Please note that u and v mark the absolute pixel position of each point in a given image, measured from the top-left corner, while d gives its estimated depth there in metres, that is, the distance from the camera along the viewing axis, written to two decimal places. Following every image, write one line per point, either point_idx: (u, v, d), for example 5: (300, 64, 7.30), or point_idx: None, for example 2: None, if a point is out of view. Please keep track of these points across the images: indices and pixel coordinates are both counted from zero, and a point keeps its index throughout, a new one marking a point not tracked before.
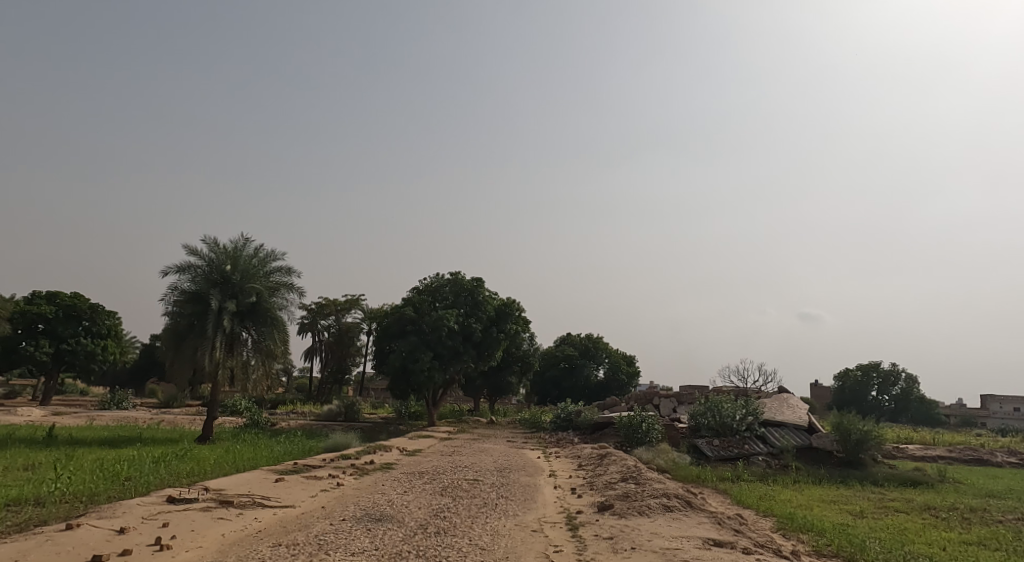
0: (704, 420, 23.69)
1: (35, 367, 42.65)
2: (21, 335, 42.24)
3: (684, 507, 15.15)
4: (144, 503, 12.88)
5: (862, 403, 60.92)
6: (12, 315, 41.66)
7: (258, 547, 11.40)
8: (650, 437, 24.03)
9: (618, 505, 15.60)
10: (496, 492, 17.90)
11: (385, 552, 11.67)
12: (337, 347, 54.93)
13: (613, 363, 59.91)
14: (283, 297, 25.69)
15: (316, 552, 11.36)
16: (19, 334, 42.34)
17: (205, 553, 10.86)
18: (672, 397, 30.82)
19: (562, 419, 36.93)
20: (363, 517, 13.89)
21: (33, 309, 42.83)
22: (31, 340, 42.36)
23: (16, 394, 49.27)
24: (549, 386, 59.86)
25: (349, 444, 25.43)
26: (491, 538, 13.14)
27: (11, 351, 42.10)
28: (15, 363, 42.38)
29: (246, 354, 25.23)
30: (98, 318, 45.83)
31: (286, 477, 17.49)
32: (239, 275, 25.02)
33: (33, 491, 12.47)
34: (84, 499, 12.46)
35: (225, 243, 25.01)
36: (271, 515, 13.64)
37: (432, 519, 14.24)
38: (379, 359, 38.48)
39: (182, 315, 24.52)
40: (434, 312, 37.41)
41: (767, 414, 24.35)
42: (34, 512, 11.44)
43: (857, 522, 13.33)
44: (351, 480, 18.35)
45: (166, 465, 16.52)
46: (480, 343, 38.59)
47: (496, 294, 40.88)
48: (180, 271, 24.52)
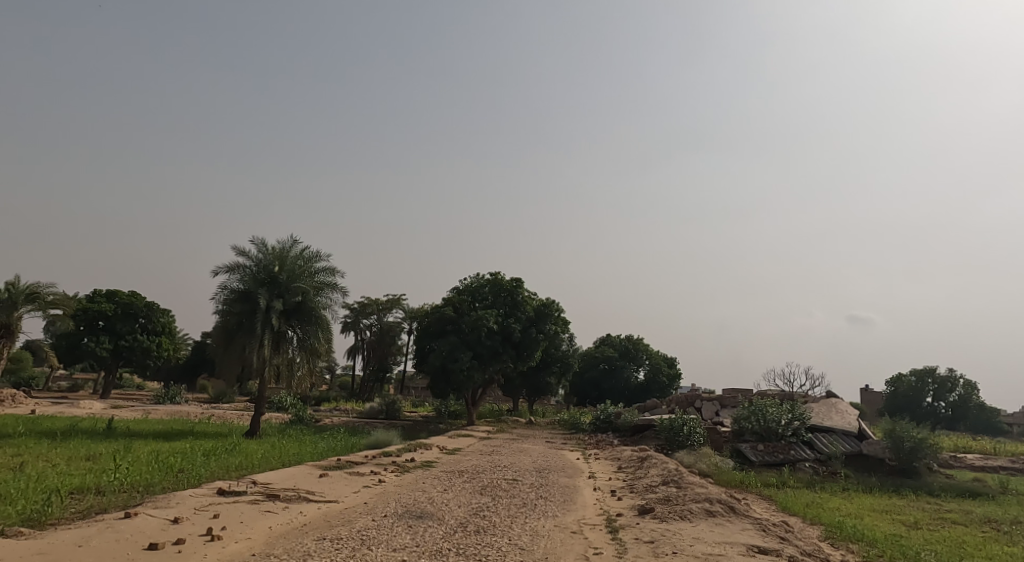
0: (748, 424, 23.22)
1: (96, 362, 44.26)
2: (83, 331, 44.00)
3: (728, 512, 15.02)
4: (195, 494, 13.30)
5: (917, 410, 59.37)
6: (76, 312, 43.29)
7: (304, 540, 11.67)
8: (692, 440, 23.84)
9: (659, 508, 15.57)
10: (535, 493, 17.96)
11: (426, 549, 11.84)
12: (379, 346, 55.60)
13: (654, 364, 59.33)
14: (327, 296, 26.13)
15: (359, 546, 11.61)
16: (82, 330, 44.03)
17: (253, 545, 11.17)
18: (715, 400, 30.35)
19: (602, 421, 36.91)
20: (404, 513, 14.12)
21: (94, 306, 44.41)
22: (92, 337, 44.07)
23: (78, 388, 51.20)
24: (589, 387, 59.94)
25: (390, 441, 25.77)
26: (530, 538, 13.22)
27: (74, 347, 43.86)
28: (78, 358, 44.17)
29: (292, 352, 25.79)
30: (154, 316, 47.26)
31: (330, 472, 17.91)
32: (286, 275, 25.55)
33: (93, 479, 12.98)
34: (140, 489, 12.92)
35: (273, 244, 25.58)
36: (316, 509, 13.96)
37: (471, 518, 14.38)
38: (421, 359, 38.98)
39: (231, 313, 25.21)
40: (473, 313, 37.71)
41: (815, 420, 23.92)
42: (96, 500, 11.91)
43: (912, 533, 13.05)
44: (393, 476, 18.68)
45: (217, 459, 17.04)
46: (519, 343, 38.62)
47: (536, 295, 40.91)
48: (230, 271, 25.20)
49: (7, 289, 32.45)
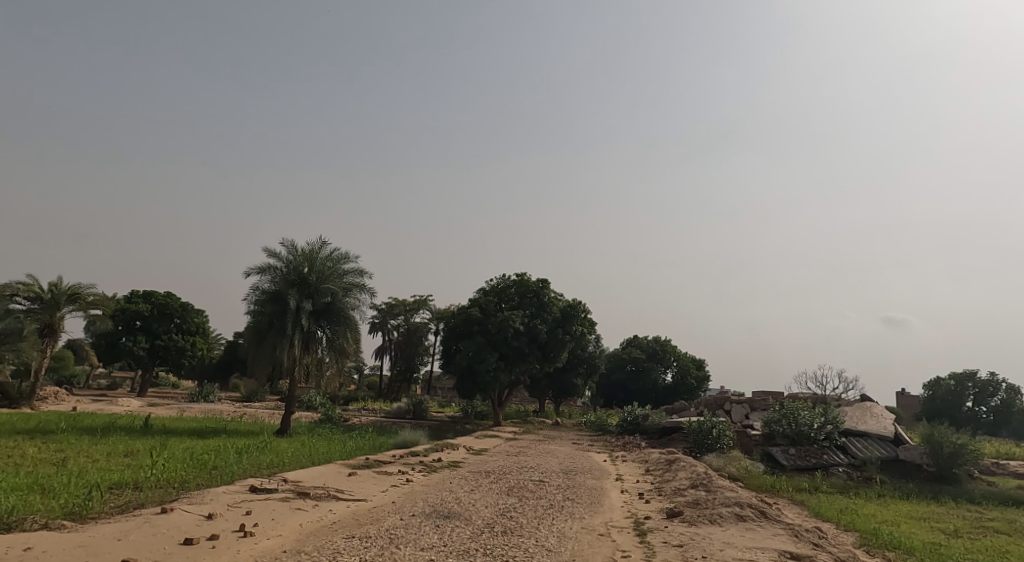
0: (779, 427, 22.94)
1: (133, 361, 45.25)
2: (122, 331, 45.08)
3: (759, 516, 14.86)
4: (228, 491, 13.51)
5: (957, 415, 58.11)
6: (114, 312, 44.33)
7: (333, 538, 11.79)
8: (721, 443, 23.62)
9: (688, 512, 15.45)
10: (562, 494, 17.92)
11: (454, 549, 11.89)
12: (406, 347, 55.95)
13: (682, 366, 58.80)
14: (356, 297, 26.37)
15: (388, 545, 11.69)
16: (120, 330, 44.92)
17: (285, 542, 11.32)
18: (745, 403, 30.02)
19: (629, 422, 36.72)
20: (431, 513, 14.19)
21: (132, 307, 45.42)
22: (130, 337, 45.12)
23: (116, 385, 52.33)
24: (616, 389, 59.73)
25: (417, 441, 25.92)
26: (558, 539, 13.21)
27: (113, 346, 44.95)
28: (116, 357, 45.25)
29: (321, 352, 26.06)
30: (188, 316, 48.13)
31: (359, 471, 18.06)
32: (315, 276, 25.83)
33: (131, 475, 13.26)
34: (176, 486, 13.15)
35: (303, 245, 25.89)
36: (345, 507, 14.10)
37: (498, 519, 14.40)
38: (448, 359, 39.14)
39: (263, 313, 25.56)
40: (500, 313, 37.73)
41: (849, 424, 23.54)
42: (134, 495, 12.16)
43: (951, 542, 12.79)
44: (420, 476, 18.78)
45: (249, 456, 17.28)
46: (546, 344, 38.56)
47: (563, 296, 40.82)
48: (261, 272, 25.56)
49: (49, 289, 33.05)
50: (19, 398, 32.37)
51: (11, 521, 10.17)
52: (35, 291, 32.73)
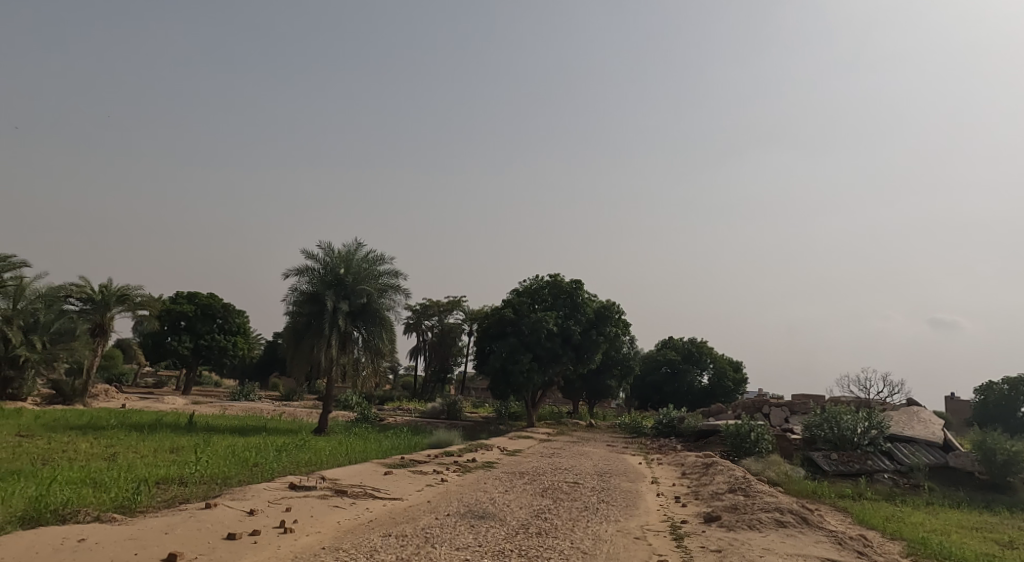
0: (821, 431, 22.48)
1: (178, 360, 46.34)
2: (167, 331, 46.30)
3: (800, 523, 14.57)
4: (269, 488, 13.70)
5: (1010, 421, 56.26)
6: (160, 313, 45.42)
7: (370, 536, 11.88)
8: (760, 447, 23.24)
9: (726, 517, 15.23)
10: (597, 496, 17.82)
11: (489, 549, 11.89)
12: (440, 347, 56.22)
13: (718, 369, 57.96)
14: (391, 298, 26.58)
15: (423, 544, 11.74)
16: (165, 330, 46.03)
17: (323, 539, 11.44)
18: (784, 406, 29.49)
19: (665, 425, 36.37)
20: (467, 513, 14.22)
21: (177, 307, 46.45)
22: (175, 337, 46.31)
23: (163, 383, 53.76)
24: (651, 391, 59.24)
25: (452, 441, 26.03)
26: (593, 542, 13.12)
27: (158, 345, 46.28)
28: (162, 356, 46.51)
29: (357, 352, 26.31)
30: (230, 316, 49.04)
31: (395, 470, 18.18)
32: (351, 277, 26.10)
33: (177, 471, 13.55)
34: (219, 481, 13.40)
35: (339, 247, 26.20)
36: (381, 506, 14.20)
37: (533, 520, 14.38)
38: (482, 360, 39.25)
39: (301, 314, 25.93)
40: (533, 314, 37.68)
41: (895, 429, 22.96)
42: (179, 490, 12.41)
43: (1004, 553, 12.38)
44: (455, 476, 18.85)
45: (288, 454, 17.54)
46: (579, 345, 38.37)
47: (597, 297, 40.61)
48: (299, 273, 25.93)
49: (99, 290, 34.07)
50: (72, 395, 33.27)
51: (64, 512, 10.46)
52: (86, 292, 33.94)
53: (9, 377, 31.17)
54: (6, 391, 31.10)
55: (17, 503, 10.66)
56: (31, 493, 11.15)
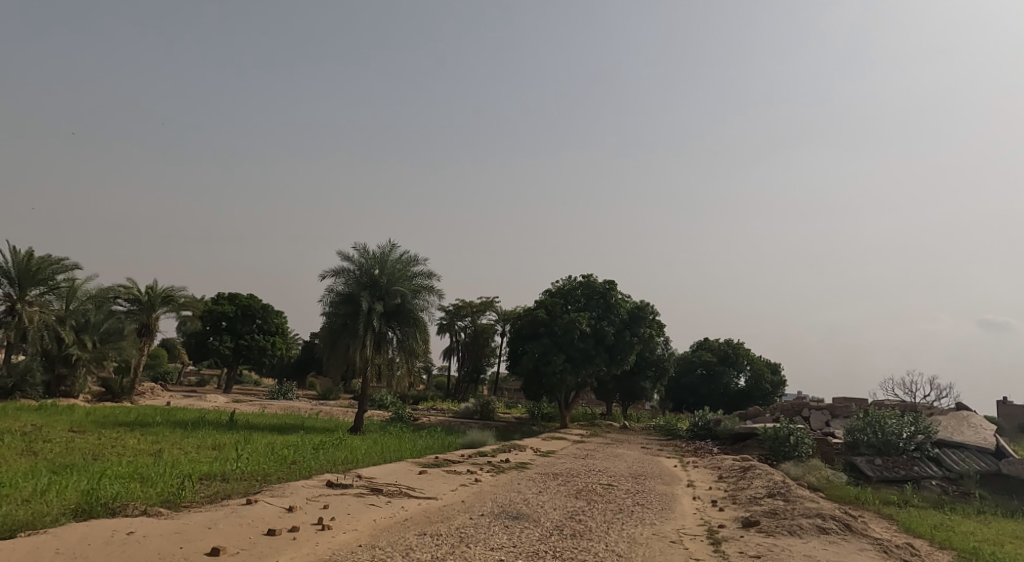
0: (864, 436, 21.98)
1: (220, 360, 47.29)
2: (209, 331, 47.27)
3: (843, 529, 14.24)
4: (307, 485, 13.83)
5: None
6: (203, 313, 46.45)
7: (406, 535, 11.92)
8: (799, 451, 22.81)
9: (765, 522, 14.94)
10: (632, 499, 17.64)
11: (523, 550, 11.83)
12: (473, 348, 56.33)
13: (756, 370, 56.78)
14: (425, 299, 26.67)
15: (458, 543, 11.73)
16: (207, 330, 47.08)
17: (360, 536, 11.50)
18: (825, 410, 28.88)
19: (700, 427, 35.93)
20: (501, 513, 14.18)
21: (218, 308, 47.47)
22: (216, 336, 47.25)
23: (205, 382, 54.95)
24: (686, 392, 58.70)
25: (485, 442, 26.05)
26: (628, 545, 12.99)
27: (201, 345, 47.25)
28: (204, 355, 47.47)
29: (392, 353, 26.44)
30: (269, 317, 49.83)
31: (429, 469, 18.21)
32: (386, 278, 26.28)
33: (218, 467, 13.77)
34: (260, 478, 13.57)
35: (374, 248, 26.39)
36: (416, 504, 14.24)
37: (568, 521, 14.28)
38: (516, 360, 39.24)
39: (336, 314, 26.20)
40: (566, 315, 37.52)
41: (943, 434, 22.33)
42: (222, 486, 12.59)
43: None
44: (489, 476, 18.84)
45: (325, 452, 17.70)
46: (613, 346, 38.09)
47: (630, 297, 40.22)
48: (335, 275, 26.21)
49: (146, 291, 35.38)
50: (120, 392, 34.26)
51: (113, 506, 10.68)
52: (134, 293, 35.17)
53: (62, 375, 31.97)
54: (59, 389, 31.92)
55: (67, 496, 10.92)
56: (81, 486, 11.41)
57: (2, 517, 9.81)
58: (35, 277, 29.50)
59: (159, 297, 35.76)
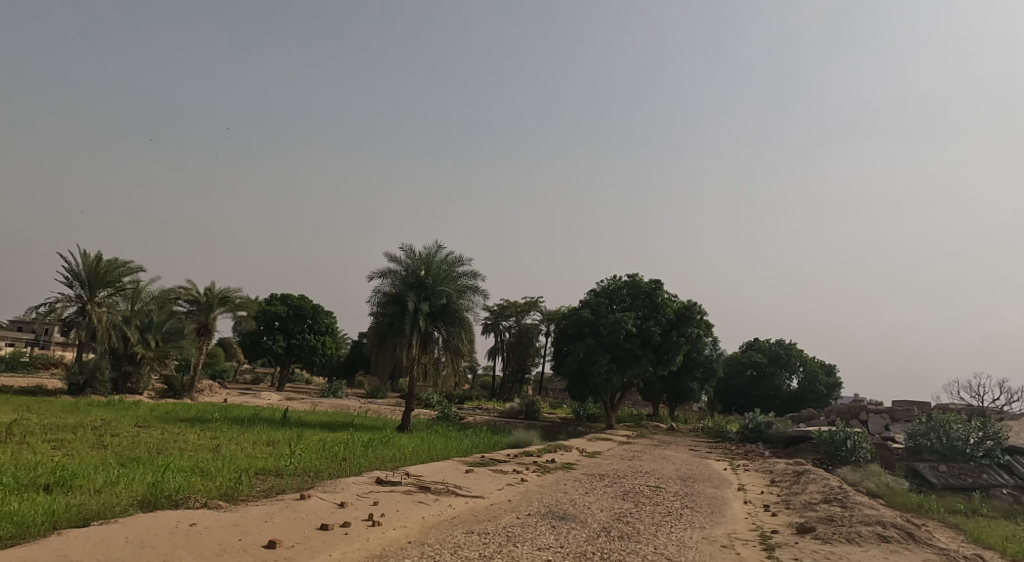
0: (927, 441, 21.18)
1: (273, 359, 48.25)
2: (262, 331, 48.27)
3: (904, 538, 13.68)
4: (357, 481, 13.94)
5: None
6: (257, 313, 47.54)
7: (454, 533, 11.88)
8: (857, 456, 22.08)
9: (821, 528, 14.46)
10: (681, 502, 17.29)
11: (571, 551, 11.66)
12: (518, 348, 56.27)
13: (810, 372, 55.47)
14: (470, 299, 26.68)
15: (506, 542, 11.64)
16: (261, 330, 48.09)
17: (409, 533, 11.51)
18: (884, 414, 27.92)
19: (751, 430, 35.14)
20: (547, 513, 14.04)
21: (272, 308, 48.62)
22: (270, 336, 48.22)
23: (258, 380, 56.28)
24: (736, 394, 57.61)
25: (530, 441, 25.92)
26: (678, 548, 12.72)
27: (255, 344, 48.28)
28: (258, 355, 48.47)
29: (437, 352, 26.51)
30: (319, 317, 50.64)
31: (476, 468, 18.17)
32: (432, 279, 26.37)
33: (273, 462, 13.98)
34: (312, 474, 13.73)
35: (420, 249, 26.51)
36: (464, 503, 14.20)
37: (615, 523, 14.05)
38: (561, 361, 39.04)
39: (384, 314, 26.42)
40: (612, 315, 37.16)
41: (1012, 441, 21.32)
42: (276, 481, 12.75)
43: None
44: (535, 476, 18.70)
45: (374, 450, 17.81)
46: (660, 346, 37.53)
47: (677, 297, 39.59)
48: (382, 276, 26.43)
49: (204, 293, 36.49)
50: (181, 390, 34.97)
51: (177, 497, 10.91)
52: (193, 294, 36.34)
53: (128, 372, 33.01)
54: (126, 385, 33.05)
55: (135, 487, 11.20)
56: (147, 478, 11.71)
57: (77, 505, 10.11)
58: (103, 279, 30.99)
59: (216, 298, 36.77)
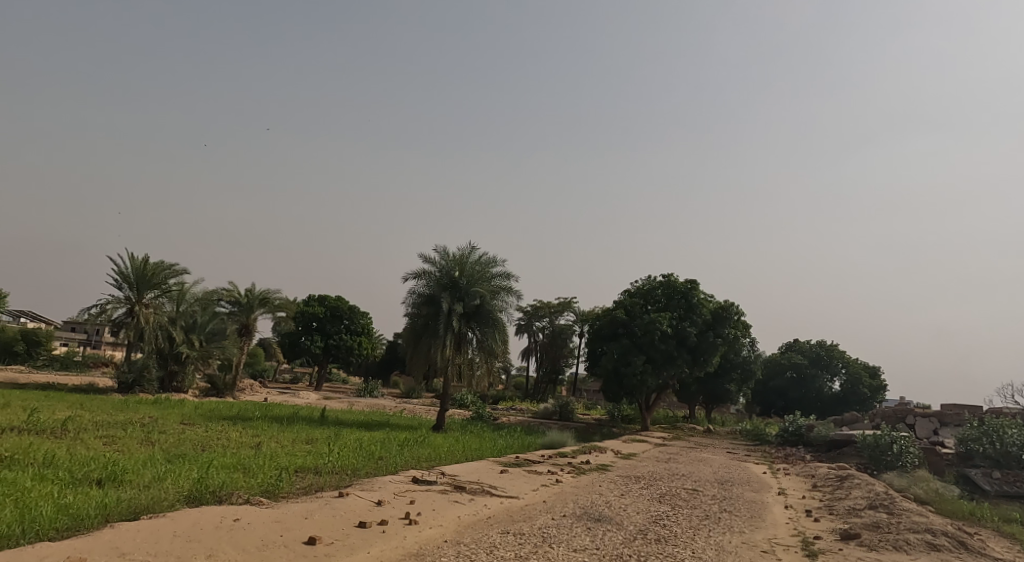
0: (979, 446, 20.45)
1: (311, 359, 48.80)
2: (301, 331, 48.87)
3: (955, 547, 13.16)
4: (394, 480, 13.90)
5: None
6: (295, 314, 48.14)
7: (490, 533, 11.74)
8: (904, 461, 21.39)
9: (866, 535, 14.00)
10: (719, 506, 16.92)
11: (607, 553, 11.46)
12: (552, 349, 55.99)
13: (852, 374, 54.24)
14: (504, 300, 26.54)
15: (541, 543, 11.47)
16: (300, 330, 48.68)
17: (445, 532, 11.40)
18: (932, 418, 27.07)
19: (791, 433, 34.40)
20: (582, 515, 13.83)
21: (309, 309, 49.25)
22: (308, 336, 48.75)
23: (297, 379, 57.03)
24: (774, 396, 56.58)
25: (565, 442, 25.70)
26: (717, 552, 12.41)
27: (294, 344, 48.92)
28: (296, 355, 49.08)
29: (471, 353, 26.43)
30: (355, 317, 51.07)
31: (510, 469, 18.03)
32: (466, 280, 26.31)
33: (312, 460, 14.02)
34: (350, 472, 13.73)
35: (454, 250, 26.46)
36: (499, 503, 14.06)
37: (652, 526, 13.78)
38: (595, 361, 38.71)
39: (419, 315, 26.46)
40: (646, 315, 36.70)
41: None
42: (315, 479, 12.76)
43: None
44: (570, 477, 18.47)
45: (409, 449, 17.80)
46: (696, 347, 36.92)
47: (714, 297, 38.94)
48: (417, 276, 26.48)
49: (245, 294, 36.99)
50: (224, 389, 35.60)
51: (220, 493, 10.98)
52: (235, 295, 36.85)
53: (174, 372, 33.43)
54: (172, 385, 33.46)
55: (181, 483, 11.29)
56: (192, 475, 11.81)
57: (127, 499, 10.22)
58: (151, 281, 32.16)
59: (256, 299, 37.24)
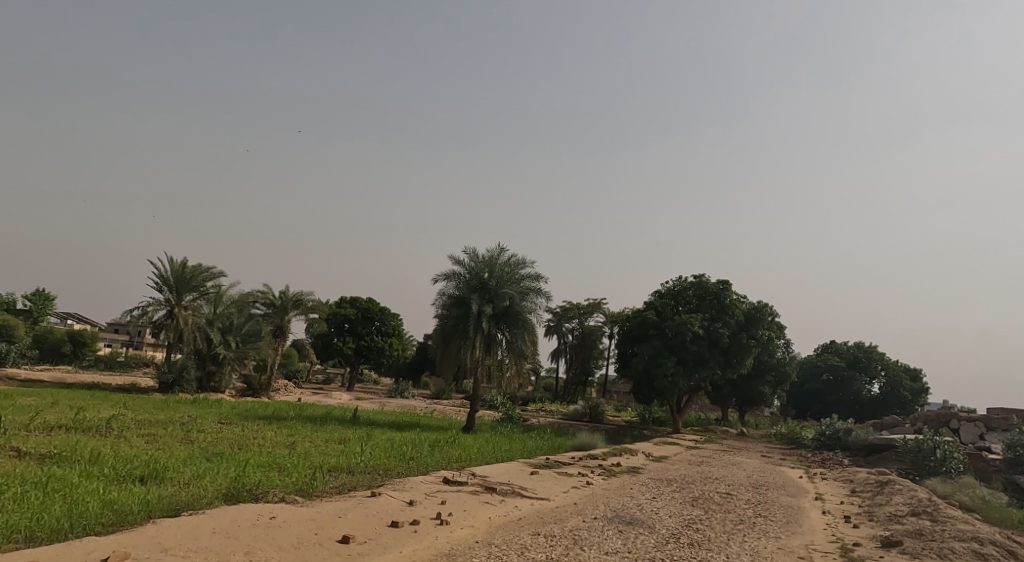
0: None
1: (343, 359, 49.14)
2: (333, 332, 49.26)
3: (1004, 557, 12.65)
4: (425, 480, 13.81)
5: None
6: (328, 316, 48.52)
7: (520, 534, 11.56)
8: (948, 466, 20.69)
9: (908, 542, 13.54)
10: (754, 510, 16.53)
11: (639, 556, 11.21)
12: (581, 350, 55.63)
13: (892, 377, 52.93)
14: (533, 301, 26.36)
15: (573, 545, 11.27)
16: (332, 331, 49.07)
17: (476, 533, 11.25)
18: (977, 422, 26.20)
19: (827, 437, 33.63)
20: (614, 517, 13.58)
21: (341, 310, 49.60)
22: (340, 337, 49.11)
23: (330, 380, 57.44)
24: (810, 399, 55.31)
25: (595, 444, 25.42)
26: (753, 558, 12.08)
27: (326, 345, 49.34)
28: (329, 355, 49.48)
29: (500, 354, 26.29)
30: (386, 318, 51.30)
31: (541, 470, 17.83)
32: (495, 281, 26.20)
33: (344, 460, 13.99)
34: (382, 472, 13.68)
35: (483, 252, 26.36)
36: (530, 504, 13.88)
37: (685, 529, 13.48)
38: (625, 362, 38.32)
39: (448, 316, 26.43)
40: (677, 317, 36.21)
41: None
42: (348, 478, 12.72)
43: None
44: (601, 479, 18.21)
45: (440, 450, 17.72)
46: (728, 348, 36.29)
47: (747, 298, 38.27)
48: (446, 278, 26.46)
49: (279, 296, 37.30)
50: (259, 389, 35.92)
51: (257, 491, 10.97)
52: (270, 297, 37.17)
53: (211, 372, 33.94)
54: (210, 385, 33.99)
55: (220, 481, 11.33)
56: (229, 473, 11.84)
57: (168, 496, 10.28)
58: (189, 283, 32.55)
59: (290, 301, 37.53)
